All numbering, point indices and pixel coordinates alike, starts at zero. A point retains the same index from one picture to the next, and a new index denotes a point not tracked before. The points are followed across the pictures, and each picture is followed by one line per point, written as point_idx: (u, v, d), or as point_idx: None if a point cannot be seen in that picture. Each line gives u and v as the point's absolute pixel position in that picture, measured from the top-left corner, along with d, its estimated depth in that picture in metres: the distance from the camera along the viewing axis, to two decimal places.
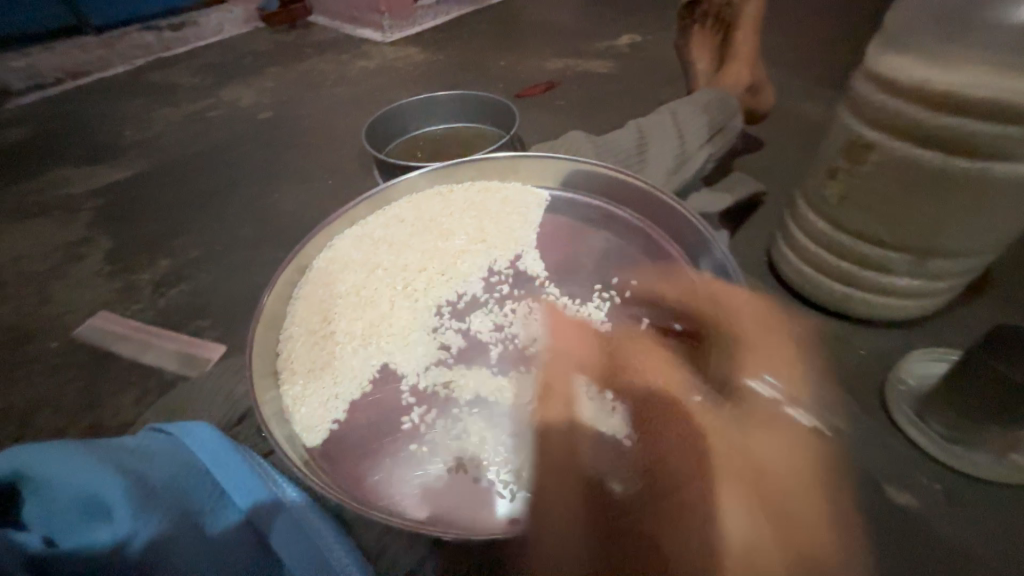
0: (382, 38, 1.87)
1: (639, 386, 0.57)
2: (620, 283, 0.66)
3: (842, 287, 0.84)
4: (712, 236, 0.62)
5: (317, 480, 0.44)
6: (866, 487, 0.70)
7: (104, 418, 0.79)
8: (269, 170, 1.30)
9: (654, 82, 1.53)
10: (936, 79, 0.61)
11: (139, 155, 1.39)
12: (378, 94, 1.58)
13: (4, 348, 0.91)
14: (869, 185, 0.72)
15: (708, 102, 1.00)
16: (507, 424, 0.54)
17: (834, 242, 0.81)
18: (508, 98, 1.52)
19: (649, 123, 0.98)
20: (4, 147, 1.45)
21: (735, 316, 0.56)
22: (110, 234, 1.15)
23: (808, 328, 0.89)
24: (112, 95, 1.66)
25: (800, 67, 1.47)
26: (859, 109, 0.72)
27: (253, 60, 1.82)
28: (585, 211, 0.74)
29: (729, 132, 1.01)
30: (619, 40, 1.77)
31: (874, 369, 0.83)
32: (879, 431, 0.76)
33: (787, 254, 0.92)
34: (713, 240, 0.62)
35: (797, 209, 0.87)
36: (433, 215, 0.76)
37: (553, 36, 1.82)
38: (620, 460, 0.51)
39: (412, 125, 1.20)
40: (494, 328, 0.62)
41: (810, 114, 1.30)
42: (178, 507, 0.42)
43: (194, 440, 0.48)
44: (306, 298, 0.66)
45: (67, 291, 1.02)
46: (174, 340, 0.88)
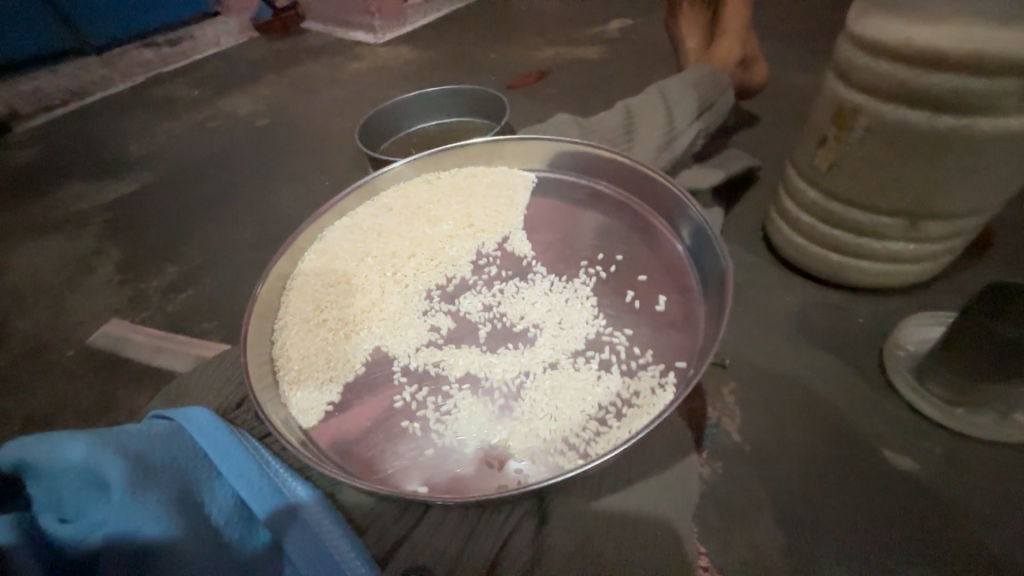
0: (374, 38, 1.88)
1: (625, 355, 0.57)
2: (605, 258, 0.66)
3: (837, 255, 0.84)
4: (689, 200, 0.62)
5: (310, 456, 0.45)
6: (865, 455, 0.70)
7: (117, 420, 0.82)
8: (268, 174, 1.32)
9: (646, 64, 1.52)
10: (919, 36, 0.59)
11: (143, 167, 1.42)
12: (372, 94, 1.59)
13: (23, 358, 0.95)
14: (857, 148, 0.71)
15: (697, 77, 0.99)
16: (496, 398, 0.54)
17: (826, 209, 0.80)
18: (501, 89, 1.52)
19: (636, 102, 0.98)
20: (15, 168, 1.49)
21: (717, 280, 0.57)
22: (118, 245, 1.18)
23: (806, 299, 0.88)
24: (115, 111, 1.70)
25: (795, 39, 1.45)
26: (845, 72, 0.70)
27: (249, 68, 1.85)
28: (571, 191, 0.75)
29: (720, 107, 1.00)
30: (609, 25, 1.76)
31: (874, 337, 0.82)
32: (879, 397, 0.75)
33: (781, 225, 0.91)
34: (690, 203, 0.62)
35: (788, 179, 0.86)
36: (421, 204, 0.77)
37: (544, 26, 1.81)
38: (606, 427, 0.52)
39: (404, 121, 1.21)
40: (483, 307, 0.63)
41: (805, 85, 1.28)
42: (175, 492, 0.44)
43: (194, 422, 0.50)
44: (300, 290, 0.67)
45: (79, 300, 1.05)
46: (180, 343, 0.91)
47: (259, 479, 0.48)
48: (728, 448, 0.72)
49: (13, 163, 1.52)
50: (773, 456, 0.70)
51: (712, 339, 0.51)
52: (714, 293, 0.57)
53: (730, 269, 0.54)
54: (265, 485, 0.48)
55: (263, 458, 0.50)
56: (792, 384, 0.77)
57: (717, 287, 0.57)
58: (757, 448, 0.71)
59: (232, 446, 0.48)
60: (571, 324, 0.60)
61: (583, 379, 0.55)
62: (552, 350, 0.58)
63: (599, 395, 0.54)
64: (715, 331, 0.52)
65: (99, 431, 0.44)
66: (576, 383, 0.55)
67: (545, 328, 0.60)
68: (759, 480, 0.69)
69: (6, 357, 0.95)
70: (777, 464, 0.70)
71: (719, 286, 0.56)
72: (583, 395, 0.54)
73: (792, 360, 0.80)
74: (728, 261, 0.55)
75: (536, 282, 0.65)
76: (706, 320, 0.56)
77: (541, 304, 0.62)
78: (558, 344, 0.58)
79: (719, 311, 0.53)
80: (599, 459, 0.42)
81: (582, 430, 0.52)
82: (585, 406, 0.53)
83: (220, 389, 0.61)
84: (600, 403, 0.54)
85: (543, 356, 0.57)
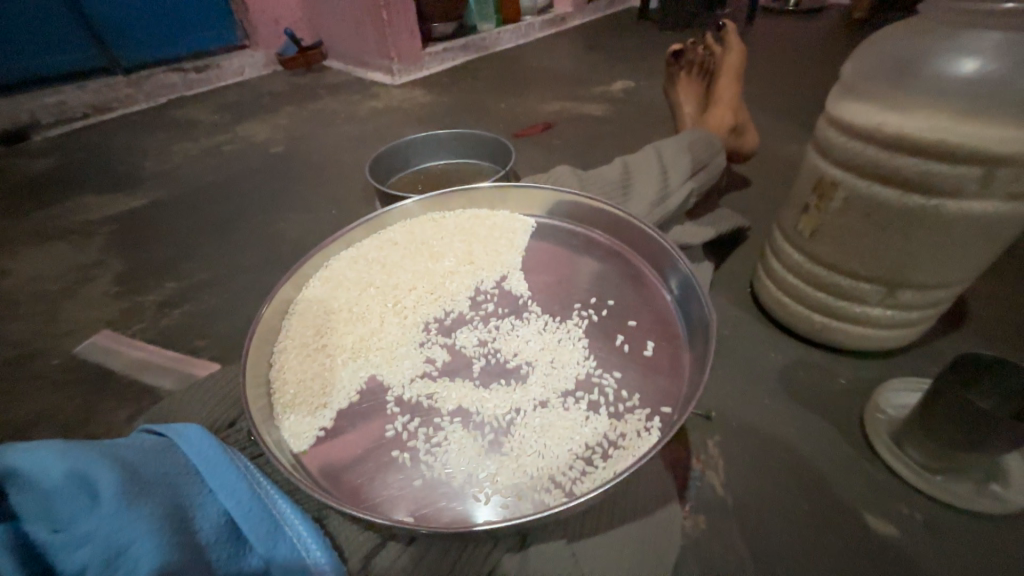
0: (392, 80, 2.00)
1: (613, 397, 0.59)
2: (598, 302, 0.69)
3: (820, 316, 0.87)
4: (676, 253, 0.67)
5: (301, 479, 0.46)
6: (848, 516, 0.70)
7: (97, 435, 0.81)
8: (278, 200, 1.37)
9: (645, 124, 1.63)
10: (890, 123, 0.66)
11: (157, 184, 1.47)
12: (385, 132, 1.67)
13: (9, 365, 0.94)
14: (836, 217, 0.76)
15: (692, 141, 1.07)
16: (486, 432, 0.55)
17: (810, 272, 0.84)
18: (508, 137, 1.61)
19: (635, 160, 1.05)
20: (30, 176, 1.53)
21: (703, 329, 0.60)
22: (121, 258, 1.20)
23: (790, 356, 0.91)
24: (136, 130, 1.77)
25: (782, 112, 1.57)
26: (825, 149, 0.77)
27: (270, 99, 1.94)
28: (569, 237, 0.79)
29: (712, 170, 1.07)
30: (612, 86, 1.89)
31: (856, 397, 0.84)
32: (861, 458, 0.76)
33: (768, 284, 0.95)
34: (677, 256, 0.66)
35: (775, 240, 0.91)
36: (425, 240, 0.81)
37: (552, 82, 1.94)
38: (591, 467, 0.53)
39: (415, 160, 1.27)
40: (478, 342, 0.65)
41: (791, 155, 1.38)
42: (166, 505, 0.43)
43: (186, 438, 0.49)
44: (301, 315, 0.69)
45: (75, 310, 1.06)
46: (171, 360, 0.91)
47: (250, 497, 0.47)
48: (712, 502, 0.72)
49: (28, 171, 1.55)
50: (758, 513, 0.70)
51: (696, 385, 0.54)
52: (699, 341, 0.59)
53: (713, 320, 0.57)
54: (255, 504, 0.46)
55: (254, 477, 0.49)
56: (776, 439, 0.79)
57: (703, 336, 0.59)
58: (742, 504, 0.72)
59: (224, 463, 0.48)
60: (562, 364, 0.62)
61: (571, 418, 0.57)
62: (543, 388, 0.60)
63: (586, 435, 0.55)
64: (699, 378, 0.55)
65: (92, 443, 0.44)
66: (564, 422, 0.56)
67: (537, 366, 0.62)
68: (743, 537, 0.68)
69: None
70: (761, 522, 0.70)
71: (703, 335, 0.59)
72: (571, 434, 0.55)
73: (777, 415, 0.82)
74: (712, 312, 0.58)
75: (531, 321, 0.67)
76: (691, 367, 0.58)
77: (535, 343, 0.64)
78: (549, 383, 0.60)
79: (703, 359, 0.55)
80: (582, 497, 0.43)
81: (568, 469, 0.53)
82: (572, 445, 0.54)
83: (211, 405, 0.61)
84: (586, 443, 0.55)
85: (534, 393, 0.59)
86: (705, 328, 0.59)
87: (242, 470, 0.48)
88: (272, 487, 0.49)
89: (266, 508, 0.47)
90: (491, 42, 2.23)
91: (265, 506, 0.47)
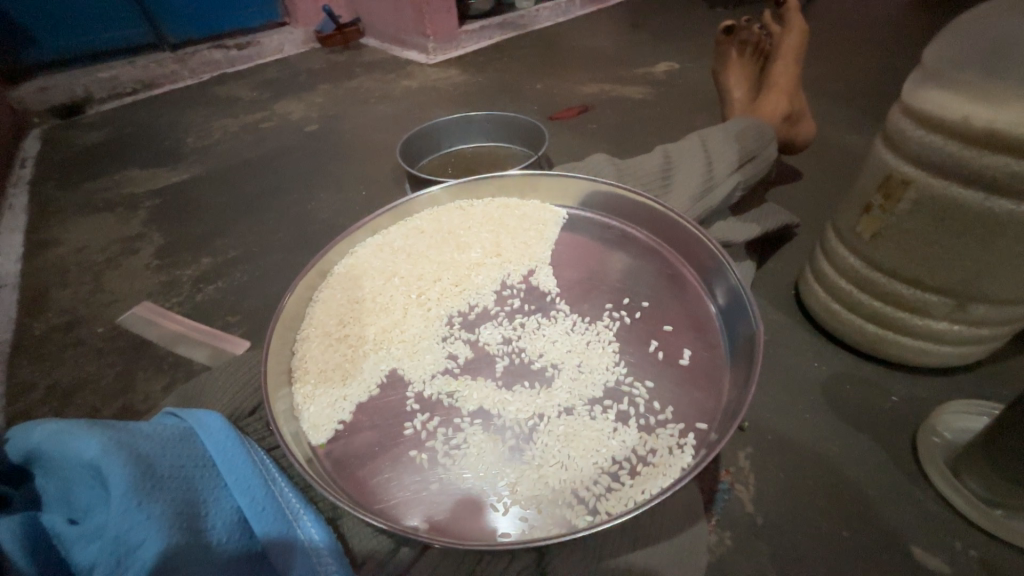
0: (427, 59, 1.96)
1: (644, 409, 0.55)
2: (632, 303, 0.65)
3: (874, 327, 0.80)
4: (725, 259, 0.61)
5: (316, 477, 0.45)
6: (891, 547, 0.65)
7: (135, 403, 0.84)
8: (311, 179, 1.38)
9: (689, 109, 1.53)
10: (979, 116, 0.58)
11: (199, 159, 1.50)
12: (418, 112, 1.65)
13: (58, 330, 0.99)
14: (903, 221, 0.69)
15: (740, 130, 0.99)
16: (507, 437, 0.53)
17: (867, 279, 0.77)
18: (542, 120, 1.55)
19: (676, 148, 0.98)
20: (82, 148, 1.60)
21: (747, 343, 0.55)
22: (161, 231, 1.24)
23: (836, 369, 0.84)
24: (180, 105, 1.81)
25: (843, 99, 1.44)
26: (896, 143, 0.69)
27: (306, 77, 1.95)
28: (602, 231, 0.75)
29: (761, 161, 0.99)
30: (656, 67, 1.79)
31: (909, 418, 0.77)
32: (911, 486, 0.70)
33: (816, 288, 0.88)
34: (726, 262, 0.61)
35: (827, 242, 0.84)
36: (452, 228, 0.79)
37: (591, 62, 1.85)
38: (617, 484, 0.50)
39: (446, 142, 1.24)
40: (503, 340, 0.62)
41: (851, 146, 1.26)
42: (179, 503, 0.43)
43: (206, 427, 0.49)
44: (325, 302, 0.69)
45: (121, 280, 1.10)
46: (206, 335, 0.94)
47: (264, 495, 0.46)
48: (741, 519, 0.68)
49: (81, 144, 1.62)
50: (790, 535, 0.66)
51: (738, 405, 0.50)
52: (742, 353, 0.55)
53: (760, 332, 0.52)
54: (269, 503, 0.46)
55: (269, 472, 0.49)
56: (816, 457, 0.73)
57: (746, 348, 0.55)
58: (773, 523, 0.67)
59: (242, 457, 0.47)
60: (590, 369, 0.59)
61: (598, 429, 0.54)
62: (568, 394, 0.57)
63: (613, 449, 0.52)
64: (740, 396, 0.51)
65: (114, 429, 0.45)
66: (590, 432, 0.53)
67: (564, 370, 0.59)
68: (772, 558, 0.64)
69: (44, 327, 1.00)
70: (793, 545, 0.65)
71: (747, 347, 0.55)
72: (596, 446, 0.52)
73: (817, 431, 0.76)
74: (759, 325, 0.54)
75: (558, 320, 0.64)
76: (733, 382, 0.54)
77: (562, 344, 0.61)
78: (575, 389, 0.57)
79: (747, 376, 0.51)
80: (610, 522, 0.40)
81: (593, 482, 0.50)
82: (598, 458, 0.52)
83: (233, 393, 0.60)
84: (613, 457, 0.52)
85: (559, 399, 0.56)
86: (750, 340, 0.55)
87: (259, 466, 0.48)
88: (286, 483, 0.49)
89: (279, 508, 0.47)
90: (529, 19, 2.14)
91: (278, 504, 0.47)
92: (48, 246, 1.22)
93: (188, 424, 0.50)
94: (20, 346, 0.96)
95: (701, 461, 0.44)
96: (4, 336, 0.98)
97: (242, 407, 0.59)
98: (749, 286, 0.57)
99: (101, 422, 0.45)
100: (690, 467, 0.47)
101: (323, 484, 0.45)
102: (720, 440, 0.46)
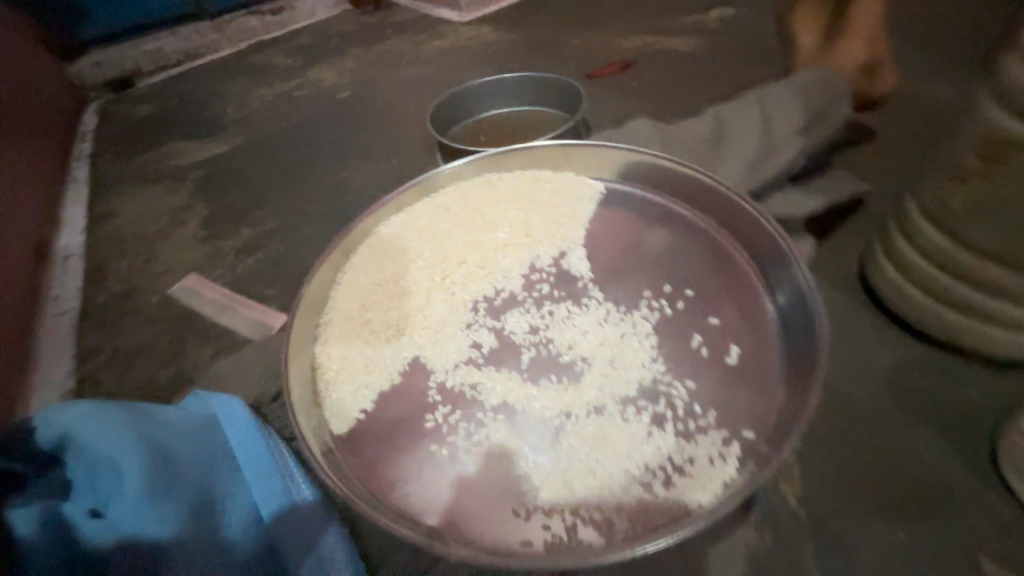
0: (459, 17, 1.84)
1: (683, 411, 0.51)
2: (673, 292, 0.59)
3: (955, 315, 0.70)
4: (788, 250, 0.55)
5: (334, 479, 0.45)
6: (957, 558, 0.58)
7: (187, 369, 0.89)
8: (343, 148, 1.35)
9: (748, 61, 1.36)
10: None
11: (238, 130, 1.51)
12: (450, 75, 1.57)
13: (119, 298, 1.04)
14: (1012, 192, 0.58)
15: (806, 86, 0.87)
16: (533, 437, 0.51)
17: (954, 260, 0.66)
18: (580, 78, 1.43)
19: (729, 109, 0.88)
20: (133, 120, 1.64)
21: (808, 346, 0.50)
22: (205, 203, 1.26)
23: (907, 359, 0.74)
24: (219, 74, 1.81)
25: (935, 43, 1.23)
26: (1002, 94, 0.56)
27: (338, 40, 1.89)
28: (642, 206, 0.69)
29: (831, 123, 0.87)
30: (711, 14, 1.60)
31: (988, 419, 0.68)
32: (987, 493, 0.62)
33: (886, 267, 0.76)
34: (789, 255, 0.54)
35: (905, 214, 0.72)
36: (478, 205, 0.74)
37: (638, 11, 1.68)
38: (651, 495, 0.46)
39: (478, 106, 1.16)
40: (529, 329, 0.59)
41: (941, 99, 1.09)
42: (193, 499, 0.51)
43: (228, 417, 0.57)
44: (348, 284, 0.67)
45: (170, 251, 1.14)
46: (246, 306, 0.96)
47: (277, 489, 0.54)
48: (783, 517, 0.63)
49: (132, 116, 1.66)
50: (839, 538, 0.61)
51: (796, 418, 0.45)
52: (803, 356, 0.49)
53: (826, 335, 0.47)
54: (280, 498, 0.53)
55: (287, 466, 0.56)
56: (875, 455, 0.66)
57: (808, 350, 0.49)
58: (819, 523, 0.62)
59: (263, 452, 0.54)
60: (624, 365, 0.55)
61: (631, 432, 0.50)
62: (599, 392, 0.53)
63: (647, 455, 0.48)
64: (799, 406, 0.46)
65: (140, 422, 0.52)
66: (622, 436, 0.50)
67: (595, 364, 0.55)
68: (816, 560, 0.59)
69: (106, 296, 1.06)
70: (842, 548, 0.60)
71: (809, 351, 0.49)
72: (627, 451, 0.49)
73: (880, 426, 0.68)
74: (825, 325, 0.48)
75: (590, 309, 0.60)
76: (788, 391, 0.49)
77: (593, 336, 0.57)
78: (607, 386, 0.53)
79: (808, 386, 0.46)
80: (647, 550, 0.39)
81: (626, 490, 0.47)
82: (630, 464, 0.48)
83: (255, 380, 0.63)
84: (647, 464, 0.48)
85: (588, 397, 0.53)
86: (813, 342, 0.49)
87: (274, 459, 0.55)
88: (299, 472, 0.56)
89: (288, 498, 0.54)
90: None
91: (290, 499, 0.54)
92: (106, 217, 1.27)
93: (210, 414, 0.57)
94: (87, 313, 1.02)
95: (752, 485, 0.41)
96: (73, 304, 1.05)
97: (263, 395, 0.62)
98: (816, 283, 0.50)
99: (134, 410, 0.53)
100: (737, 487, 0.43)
101: (345, 484, 0.45)
102: (775, 461, 0.42)
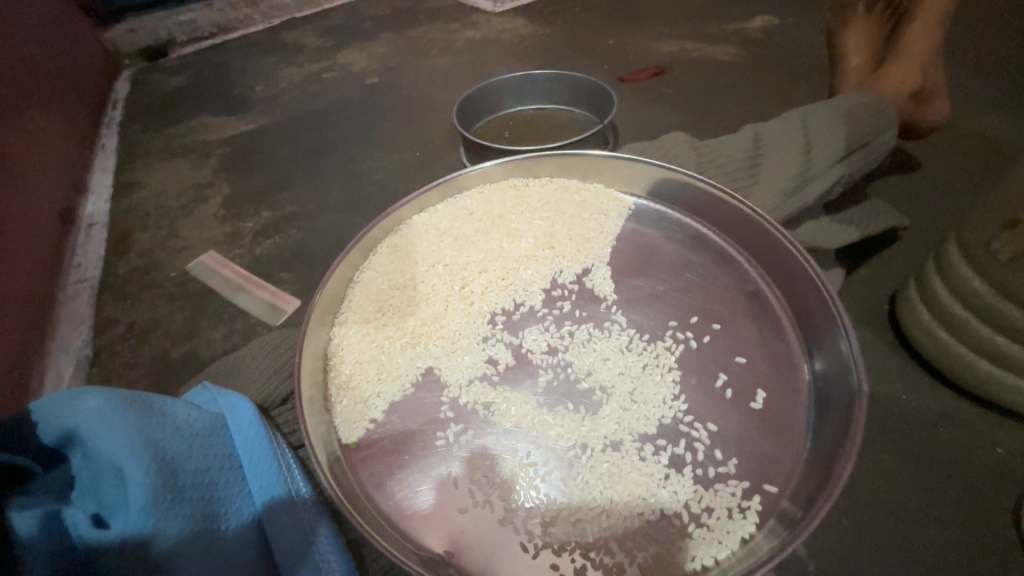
0: (492, 8, 1.81)
1: (703, 456, 0.51)
2: (698, 326, 0.59)
3: (990, 366, 0.65)
4: (831, 299, 0.53)
5: (337, 496, 0.45)
6: None
7: (199, 348, 0.89)
8: (367, 135, 1.34)
9: (788, 76, 1.31)
10: None
11: (265, 109, 1.50)
12: (480, 68, 1.54)
13: (139, 271, 1.05)
14: None
15: (854, 110, 0.83)
16: (549, 466, 0.51)
17: (991, 310, 0.62)
18: (612, 81, 1.40)
19: (769, 128, 0.84)
20: (164, 92, 1.64)
21: (845, 406, 0.49)
22: (228, 181, 1.26)
23: (931, 404, 0.71)
24: (251, 51, 1.80)
25: (989, 73, 1.17)
26: None
27: (370, 24, 1.87)
28: (672, 228, 0.67)
29: (875, 151, 0.83)
30: (752, 22, 1.54)
31: (1015, 476, 0.64)
32: (1007, 555, 0.58)
33: (920, 309, 0.72)
34: (832, 304, 0.53)
35: (945, 256, 0.68)
36: (503, 212, 0.72)
37: (678, 14, 1.63)
38: (668, 544, 0.47)
39: (506, 104, 1.14)
40: (548, 349, 0.59)
41: (989, 132, 1.04)
42: (198, 514, 0.46)
43: (237, 418, 0.54)
44: (365, 285, 0.66)
45: (192, 227, 1.14)
46: (261, 290, 0.96)
47: (285, 506, 0.50)
48: (789, 561, 0.60)
49: (163, 88, 1.66)
50: None
51: (824, 483, 0.45)
52: (834, 416, 0.49)
53: (863, 399, 0.46)
54: (290, 516, 0.50)
55: (293, 480, 0.53)
56: (890, 502, 0.63)
57: (842, 411, 0.49)
58: (825, 570, 0.59)
59: (270, 463, 0.52)
60: (644, 400, 0.55)
61: (647, 473, 0.50)
62: (616, 426, 0.53)
63: (662, 500, 0.49)
64: (827, 472, 0.46)
65: (145, 422, 0.48)
66: (638, 477, 0.50)
67: (614, 396, 0.55)
68: None
69: (127, 268, 1.06)
70: None
71: (845, 411, 0.48)
72: (643, 494, 0.49)
73: (897, 472, 0.65)
74: (863, 388, 0.47)
75: (613, 334, 0.60)
76: (814, 450, 0.49)
77: (613, 364, 0.57)
78: (625, 421, 0.54)
79: (839, 449, 0.46)
80: None
81: (641, 538, 0.47)
82: (644, 507, 0.49)
83: (267, 377, 0.62)
84: (661, 509, 0.49)
85: (605, 430, 0.53)
86: (848, 403, 0.49)
87: (282, 470, 0.52)
88: (304, 486, 0.53)
89: (298, 512, 0.50)
90: None
91: (299, 519, 0.50)
92: (132, 188, 1.28)
93: (219, 417, 0.54)
94: (107, 283, 1.03)
95: (779, 552, 0.41)
96: (94, 273, 1.06)
97: (274, 394, 0.61)
98: (859, 344, 0.49)
99: (139, 403, 0.50)
100: (761, 552, 0.44)
101: (348, 504, 0.45)
102: (801, 527, 0.43)
